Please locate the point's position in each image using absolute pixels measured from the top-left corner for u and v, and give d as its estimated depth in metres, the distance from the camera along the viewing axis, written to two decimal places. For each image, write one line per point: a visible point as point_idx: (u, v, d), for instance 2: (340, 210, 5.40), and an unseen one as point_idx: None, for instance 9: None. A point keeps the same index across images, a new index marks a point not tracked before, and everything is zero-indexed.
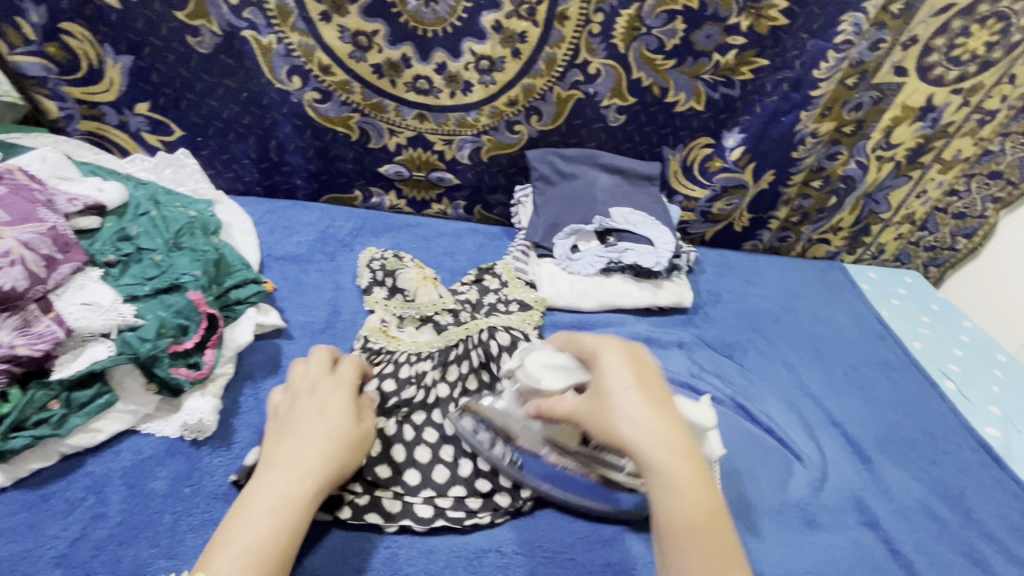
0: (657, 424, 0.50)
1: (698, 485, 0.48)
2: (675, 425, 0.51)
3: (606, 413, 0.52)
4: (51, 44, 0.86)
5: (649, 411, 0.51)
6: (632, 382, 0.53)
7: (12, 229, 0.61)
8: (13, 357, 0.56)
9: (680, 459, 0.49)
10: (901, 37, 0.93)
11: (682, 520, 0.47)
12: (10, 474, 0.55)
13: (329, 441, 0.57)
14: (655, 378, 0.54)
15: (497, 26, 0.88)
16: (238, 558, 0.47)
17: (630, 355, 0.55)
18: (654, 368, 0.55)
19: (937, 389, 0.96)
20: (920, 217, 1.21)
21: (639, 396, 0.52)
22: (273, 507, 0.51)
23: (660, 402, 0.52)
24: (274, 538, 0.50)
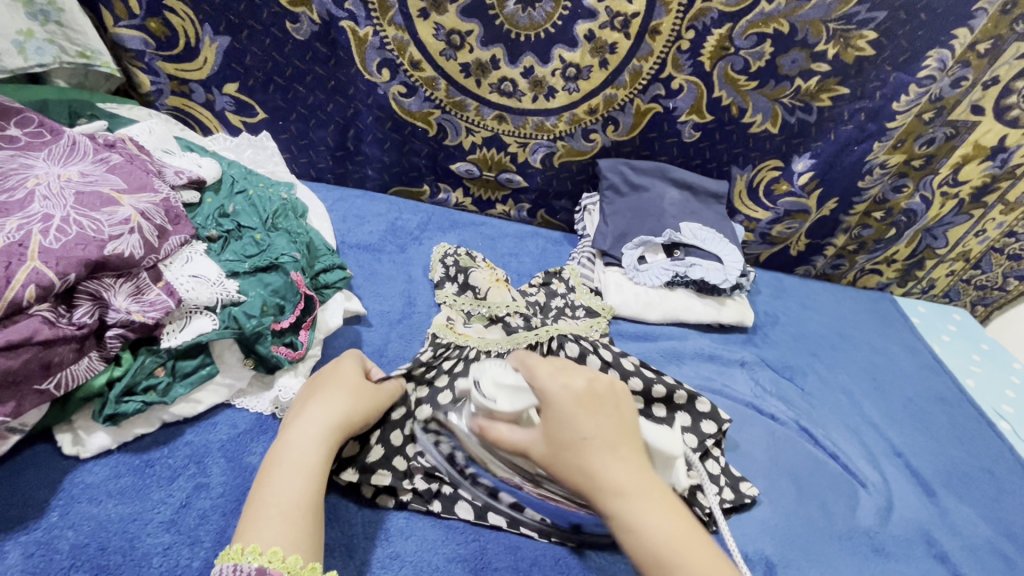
0: (606, 466, 0.55)
1: (654, 513, 0.53)
2: (625, 467, 0.55)
3: (568, 464, 0.56)
4: (154, 20, 0.88)
5: (595, 457, 0.55)
6: (581, 424, 0.56)
7: (131, 198, 0.62)
8: (128, 322, 0.57)
9: (634, 497, 0.54)
10: (984, 77, 0.90)
11: (643, 551, 0.52)
12: (117, 436, 0.58)
13: (329, 393, 0.60)
14: (609, 420, 0.58)
15: (590, 35, 0.88)
16: (265, 507, 0.49)
17: (572, 385, 0.58)
18: (607, 407, 0.59)
19: (994, 428, 0.96)
20: (975, 256, 1.17)
21: (587, 442, 0.56)
22: (284, 458, 0.53)
23: (608, 437, 0.56)
24: (293, 484, 0.51)
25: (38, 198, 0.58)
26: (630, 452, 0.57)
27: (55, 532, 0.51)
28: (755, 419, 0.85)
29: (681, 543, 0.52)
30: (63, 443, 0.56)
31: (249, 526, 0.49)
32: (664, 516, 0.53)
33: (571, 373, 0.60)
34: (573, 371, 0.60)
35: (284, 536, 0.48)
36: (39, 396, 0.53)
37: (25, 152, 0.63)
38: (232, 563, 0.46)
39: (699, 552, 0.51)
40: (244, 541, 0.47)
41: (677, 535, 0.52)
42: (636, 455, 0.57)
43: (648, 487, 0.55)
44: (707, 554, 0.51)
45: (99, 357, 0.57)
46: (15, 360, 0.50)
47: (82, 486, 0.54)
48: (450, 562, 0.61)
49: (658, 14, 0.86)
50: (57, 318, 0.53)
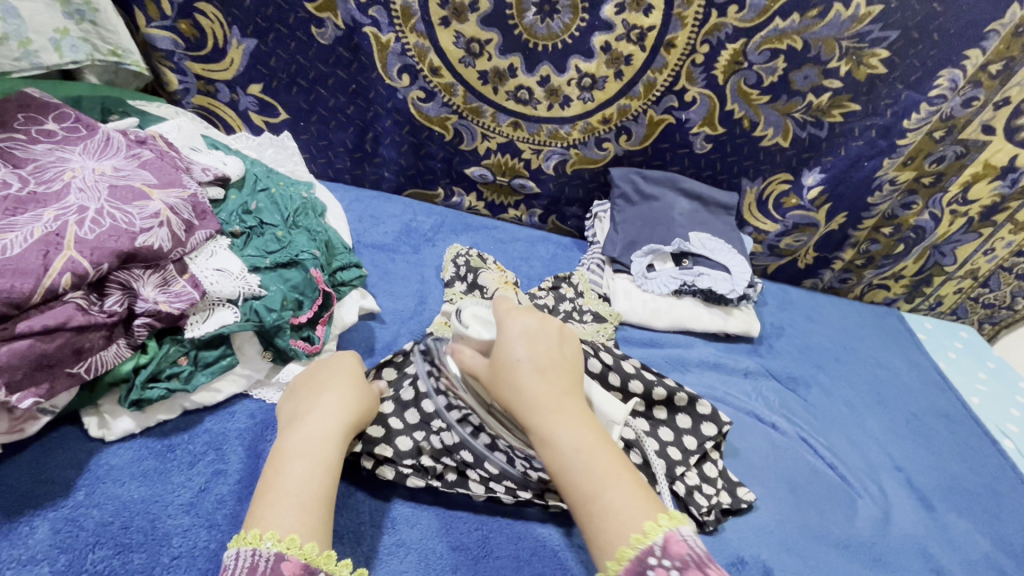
0: (531, 384, 0.57)
1: (568, 429, 0.54)
2: (549, 385, 0.57)
3: (502, 381, 0.59)
4: (184, 22, 0.91)
5: (521, 376, 0.57)
6: (516, 348, 0.59)
7: (161, 193, 0.65)
8: (155, 312, 0.60)
9: (551, 413, 0.55)
10: (995, 97, 0.91)
11: (554, 461, 0.53)
12: (141, 421, 0.60)
13: (342, 389, 0.62)
14: (550, 346, 0.61)
15: (606, 47, 0.90)
16: (283, 497, 0.51)
17: (521, 319, 0.62)
18: (552, 335, 0.62)
19: (998, 446, 0.96)
20: (983, 273, 1.17)
21: (516, 364, 0.58)
22: (302, 449, 0.55)
23: (541, 362, 0.59)
24: (312, 477, 0.53)
25: (75, 190, 0.60)
26: (562, 379, 0.59)
27: (81, 511, 0.53)
28: (757, 427, 0.86)
29: (586, 457, 0.52)
30: (89, 426, 0.59)
31: (266, 514, 0.50)
32: (578, 432, 0.54)
33: (525, 312, 0.64)
34: (528, 311, 0.64)
35: (302, 525, 0.49)
36: (70, 379, 0.55)
37: (62, 146, 0.66)
38: (252, 548, 0.47)
39: (602, 468, 0.52)
40: (261, 528, 0.49)
41: (588, 450, 0.53)
42: (567, 382, 0.59)
43: (568, 405, 0.56)
44: (614, 466, 0.52)
45: (127, 344, 0.59)
46: (50, 344, 0.53)
47: (107, 467, 0.57)
48: (454, 549, 0.63)
49: (674, 27, 0.88)
50: (89, 306, 0.56)
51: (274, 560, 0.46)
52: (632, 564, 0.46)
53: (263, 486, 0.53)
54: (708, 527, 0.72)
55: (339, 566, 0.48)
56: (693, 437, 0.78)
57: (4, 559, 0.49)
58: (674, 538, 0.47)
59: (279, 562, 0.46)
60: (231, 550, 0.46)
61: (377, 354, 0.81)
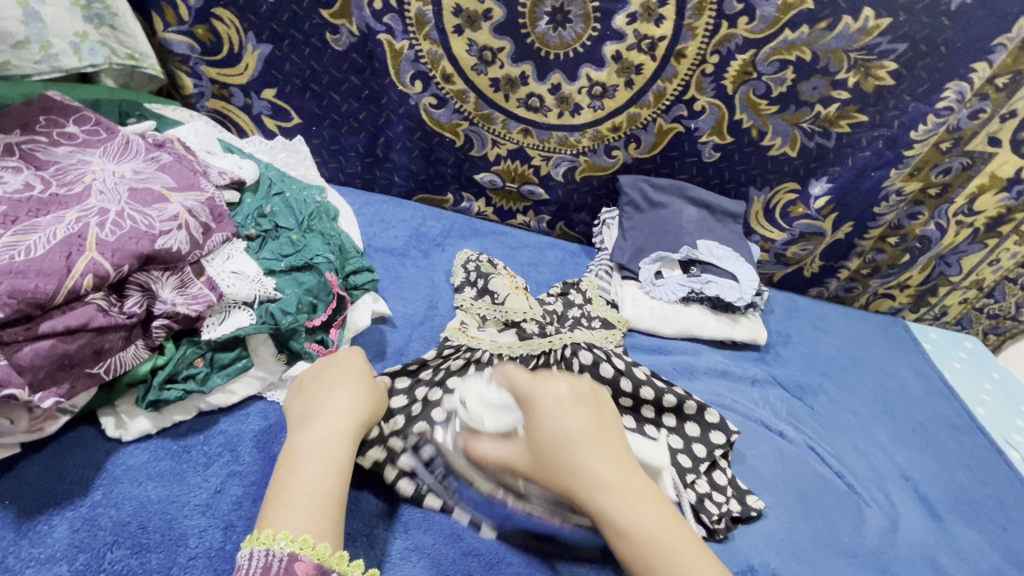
0: (591, 464, 0.57)
1: (638, 504, 0.55)
2: (607, 461, 0.57)
3: (555, 464, 0.57)
4: (201, 27, 0.93)
5: (579, 456, 0.57)
6: (564, 426, 0.59)
7: (179, 195, 0.66)
8: (173, 314, 0.61)
9: (619, 491, 0.56)
10: (1001, 110, 0.91)
11: (629, 543, 0.54)
12: (157, 422, 0.63)
13: (352, 388, 0.62)
14: (593, 420, 0.61)
15: (617, 56, 0.91)
16: (295, 498, 0.51)
17: (555, 390, 0.61)
18: (588, 405, 0.62)
19: (1004, 457, 0.96)
20: (988, 284, 1.17)
21: (569, 445, 0.57)
22: (314, 450, 0.55)
23: (591, 435, 0.59)
24: (324, 477, 0.53)
25: (95, 192, 0.61)
26: (615, 448, 0.60)
27: (98, 510, 0.56)
28: (764, 435, 0.86)
29: (664, 531, 0.54)
30: (106, 426, 0.61)
31: (279, 514, 0.50)
32: (647, 505, 0.56)
33: (553, 379, 0.63)
34: (554, 379, 0.63)
35: (315, 525, 0.50)
36: (89, 380, 0.56)
37: (83, 149, 0.67)
38: (265, 548, 0.47)
39: (681, 540, 0.54)
40: (274, 527, 0.49)
41: (662, 525, 0.55)
42: (618, 449, 0.60)
43: (631, 481, 0.57)
44: (689, 543, 0.54)
45: (144, 346, 0.61)
46: (71, 345, 0.54)
47: (124, 467, 0.59)
48: (466, 556, 0.62)
49: (684, 38, 0.89)
50: (109, 307, 0.57)
51: (287, 561, 0.46)
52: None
53: (274, 487, 0.53)
54: (719, 534, 0.72)
55: (351, 568, 0.49)
56: (701, 445, 0.78)
57: (25, 556, 0.52)
58: None
59: (291, 564, 0.46)
60: (244, 550, 0.47)
61: (389, 358, 0.82)
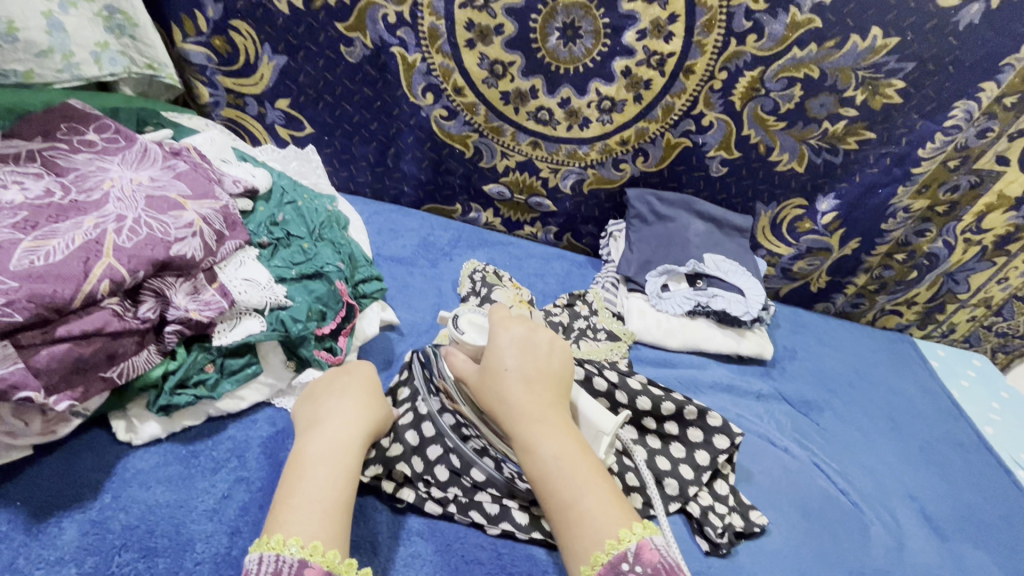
0: (515, 397, 0.59)
1: (548, 438, 0.57)
2: (533, 396, 0.59)
3: (487, 388, 0.61)
4: (218, 38, 0.95)
5: (507, 383, 0.60)
6: (505, 357, 0.61)
7: (195, 203, 0.67)
8: (185, 319, 0.62)
9: (532, 421, 0.57)
10: (1010, 129, 0.91)
11: (533, 467, 0.56)
12: (167, 427, 0.64)
13: (361, 396, 0.63)
14: (538, 359, 0.62)
15: (627, 71, 0.92)
16: (306, 504, 0.51)
17: (512, 331, 0.64)
18: (541, 347, 0.63)
19: (1012, 476, 0.95)
20: (996, 302, 1.16)
21: (504, 373, 0.60)
22: (324, 456, 0.55)
23: (528, 372, 0.61)
24: (334, 484, 0.53)
25: (113, 199, 0.62)
26: (547, 390, 0.60)
27: (108, 513, 0.57)
28: (769, 450, 0.86)
29: (564, 463, 0.55)
30: (117, 430, 0.62)
31: (288, 519, 0.49)
32: (559, 440, 0.57)
33: (516, 321, 0.66)
34: (515, 320, 0.66)
35: (325, 532, 0.49)
36: (102, 383, 0.58)
37: (102, 156, 0.68)
38: (275, 553, 0.46)
39: (580, 475, 0.54)
40: (284, 533, 0.48)
41: (565, 458, 0.55)
42: (554, 393, 0.61)
43: (551, 416, 0.58)
44: (592, 478, 0.55)
45: (157, 351, 0.62)
46: (86, 349, 0.55)
47: (134, 471, 0.60)
48: (466, 563, 0.63)
49: (694, 54, 0.89)
50: (124, 312, 0.58)
51: (297, 567, 0.46)
52: (605, 568, 0.48)
53: (282, 492, 0.52)
54: (722, 550, 0.72)
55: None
56: (705, 452, 0.78)
57: (36, 558, 0.52)
58: (646, 546, 0.49)
59: (301, 571, 0.46)
60: (254, 554, 0.46)
61: (394, 366, 0.82)
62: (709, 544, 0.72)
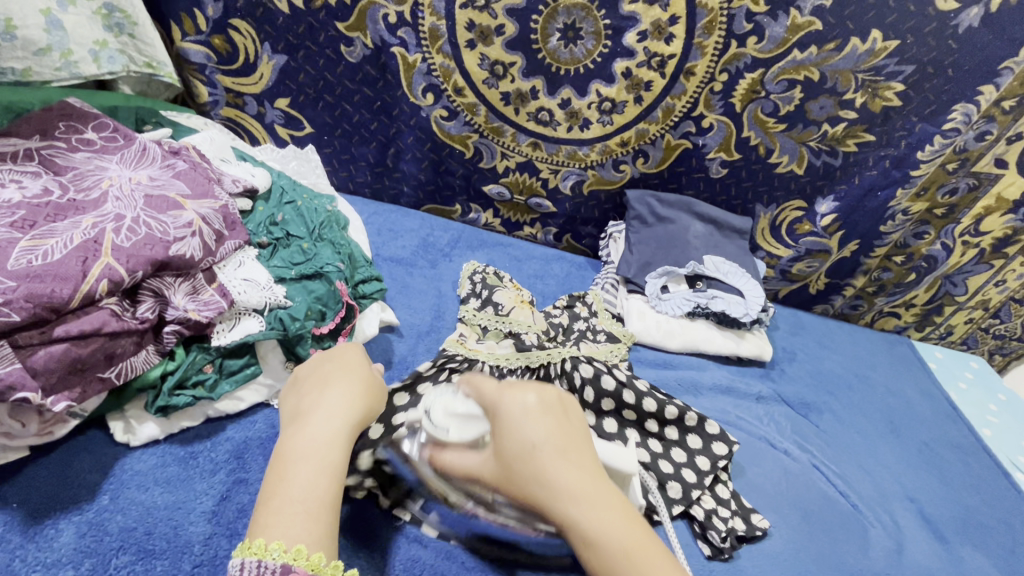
0: (559, 476, 0.51)
1: (609, 516, 0.50)
2: (575, 469, 0.52)
3: (519, 474, 0.51)
4: (218, 37, 0.94)
5: (546, 464, 0.51)
6: (529, 433, 0.52)
7: (194, 203, 0.67)
8: (184, 320, 0.62)
9: (586, 500, 0.50)
10: (1008, 132, 0.91)
11: (603, 560, 0.48)
12: (165, 428, 0.63)
13: (343, 387, 0.60)
14: (562, 427, 0.55)
15: (627, 72, 0.92)
16: (288, 505, 0.48)
17: (521, 399, 0.54)
18: (558, 410, 0.56)
19: (1011, 479, 0.96)
20: (994, 305, 1.16)
21: (537, 452, 0.52)
22: (307, 452, 0.52)
23: (559, 442, 0.53)
24: (318, 482, 0.50)
25: (112, 198, 0.62)
26: (584, 460, 0.54)
27: (105, 515, 0.56)
28: (769, 453, 0.86)
29: (634, 543, 0.49)
30: (115, 431, 0.62)
31: (270, 522, 0.47)
32: (617, 523, 0.50)
33: (521, 385, 0.56)
34: (519, 387, 0.56)
35: (309, 534, 0.47)
36: (100, 383, 0.57)
37: (101, 155, 0.68)
38: (257, 559, 0.45)
39: (654, 560, 0.48)
40: (266, 537, 0.46)
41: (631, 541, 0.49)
42: (588, 460, 0.54)
43: (601, 488, 0.52)
44: (663, 555, 0.49)
45: (155, 351, 0.61)
46: (84, 349, 0.55)
47: (132, 472, 0.60)
48: (466, 570, 0.63)
49: (694, 56, 0.89)
50: (122, 312, 0.58)
51: (280, 573, 0.44)
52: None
53: (264, 492, 0.50)
54: (724, 554, 0.72)
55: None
56: (705, 457, 0.78)
57: (32, 560, 0.52)
58: None
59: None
60: (235, 561, 0.44)
61: (394, 368, 0.83)
62: (711, 549, 0.72)
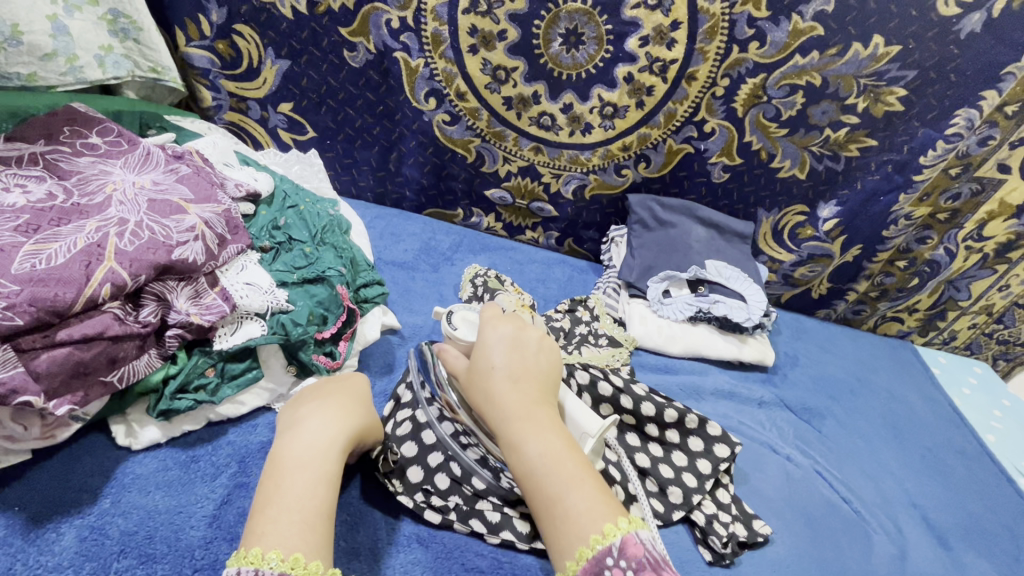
0: (502, 393, 0.58)
1: (536, 433, 0.55)
2: (519, 393, 0.58)
3: (475, 385, 0.61)
4: (222, 42, 0.95)
5: (496, 381, 0.59)
6: (489, 355, 0.62)
7: (197, 207, 0.67)
8: (186, 323, 0.62)
9: (520, 417, 0.56)
10: (1011, 137, 0.91)
11: (521, 465, 0.54)
12: (167, 431, 0.64)
13: (341, 398, 0.63)
14: (528, 358, 0.62)
15: (629, 77, 0.92)
16: (283, 514, 0.48)
17: (500, 329, 0.64)
18: (532, 345, 0.64)
19: (1015, 486, 0.95)
20: (997, 310, 1.15)
21: (492, 371, 0.60)
22: (303, 463, 0.53)
23: (515, 370, 0.61)
24: (313, 492, 0.51)
25: (116, 203, 0.63)
26: (533, 388, 0.60)
27: (107, 518, 0.56)
28: (771, 458, 0.86)
29: (551, 460, 0.53)
30: (117, 434, 0.62)
31: (264, 531, 0.47)
32: (544, 435, 0.55)
33: (507, 321, 0.66)
34: (508, 321, 0.66)
35: (305, 543, 0.47)
36: (102, 387, 0.57)
37: (105, 159, 0.68)
38: (253, 568, 0.44)
39: (565, 471, 0.53)
40: (262, 546, 0.46)
41: (551, 451, 0.54)
42: (538, 390, 0.60)
43: (538, 413, 0.57)
44: (579, 473, 0.53)
45: (157, 355, 0.62)
46: (87, 353, 0.55)
47: (133, 476, 0.60)
48: (467, 571, 0.63)
49: (696, 61, 0.90)
50: (125, 316, 0.58)
51: None
52: (590, 564, 0.47)
53: (258, 503, 0.50)
54: (726, 560, 0.71)
55: None
56: (706, 461, 0.78)
57: (33, 564, 0.52)
58: (631, 540, 0.47)
59: None
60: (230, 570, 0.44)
61: (395, 372, 0.82)
62: (713, 555, 0.72)
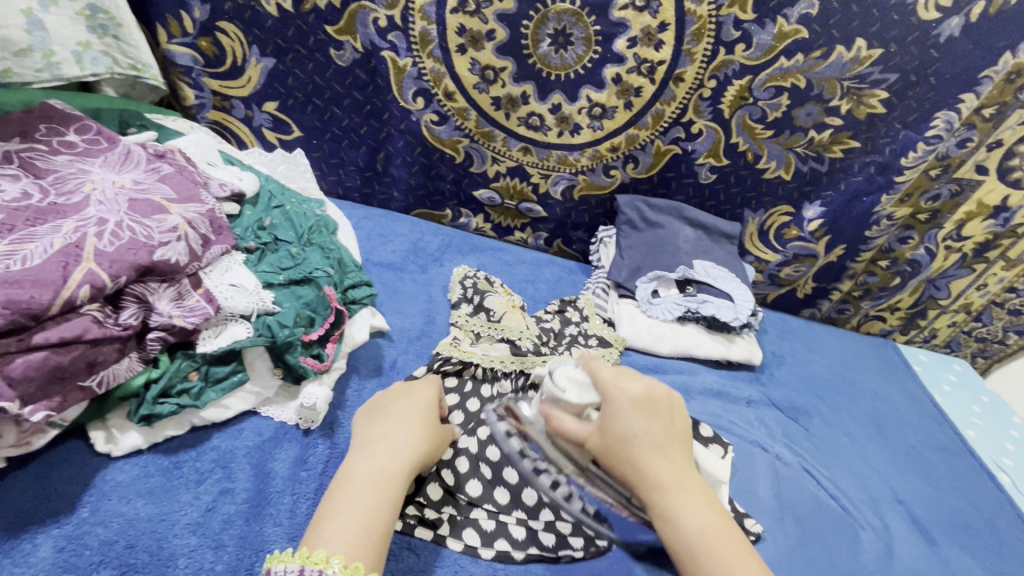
0: (651, 464, 0.63)
1: (691, 506, 0.61)
2: (667, 462, 0.64)
3: (617, 455, 0.64)
4: (205, 40, 0.93)
5: (642, 451, 0.64)
6: (631, 423, 0.65)
7: (180, 207, 0.66)
8: (169, 326, 0.61)
9: (672, 487, 0.62)
10: (988, 139, 0.93)
11: (677, 538, 0.60)
12: (149, 437, 0.62)
13: (417, 425, 0.63)
14: (665, 419, 0.67)
15: (617, 78, 0.93)
16: (347, 525, 0.53)
17: (630, 388, 0.67)
18: (663, 401, 0.68)
19: (994, 481, 0.97)
20: (976, 308, 1.17)
21: (635, 439, 0.64)
22: (374, 480, 0.56)
23: (658, 437, 0.65)
24: (379, 511, 0.55)
25: (94, 202, 0.61)
26: (676, 452, 0.65)
27: (86, 528, 0.55)
28: (759, 455, 0.87)
29: (711, 534, 0.59)
30: (96, 441, 0.60)
31: (329, 537, 0.52)
32: (699, 510, 0.61)
33: (632, 378, 0.69)
34: (632, 378, 0.69)
35: (364, 554, 0.51)
36: (80, 392, 0.56)
37: (83, 158, 0.67)
38: (319, 569, 0.49)
39: (726, 550, 0.58)
40: (327, 550, 0.51)
41: (708, 529, 0.60)
42: (681, 457, 0.65)
43: (687, 482, 0.63)
44: (738, 552, 0.58)
45: (138, 358, 0.60)
46: (65, 357, 0.53)
47: (113, 483, 0.58)
48: None
49: (683, 62, 0.90)
50: (105, 318, 0.57)
51: None
52: None
53: (323, 509, 0.55)
54: None
55: None
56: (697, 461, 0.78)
57: None
58: None
59: None
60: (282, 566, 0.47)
61: (384, 374, 0.81)
62: None
